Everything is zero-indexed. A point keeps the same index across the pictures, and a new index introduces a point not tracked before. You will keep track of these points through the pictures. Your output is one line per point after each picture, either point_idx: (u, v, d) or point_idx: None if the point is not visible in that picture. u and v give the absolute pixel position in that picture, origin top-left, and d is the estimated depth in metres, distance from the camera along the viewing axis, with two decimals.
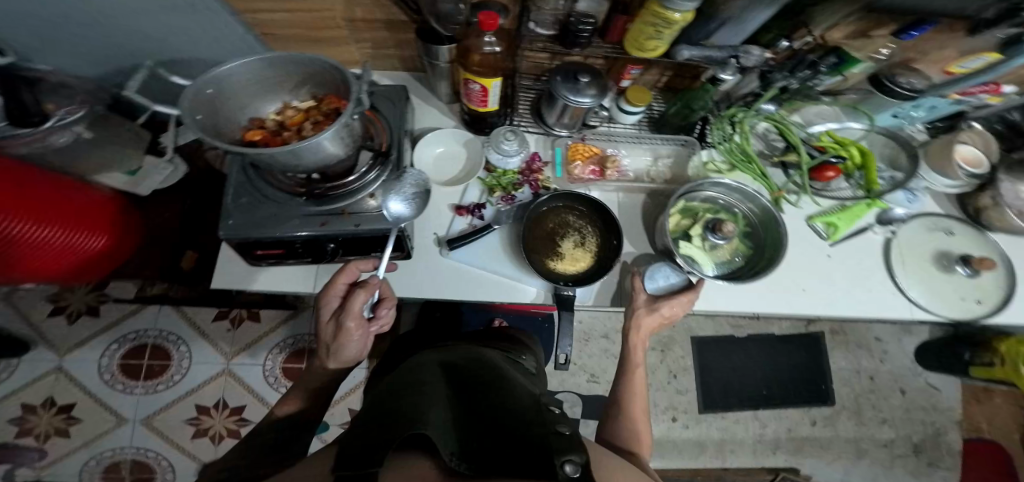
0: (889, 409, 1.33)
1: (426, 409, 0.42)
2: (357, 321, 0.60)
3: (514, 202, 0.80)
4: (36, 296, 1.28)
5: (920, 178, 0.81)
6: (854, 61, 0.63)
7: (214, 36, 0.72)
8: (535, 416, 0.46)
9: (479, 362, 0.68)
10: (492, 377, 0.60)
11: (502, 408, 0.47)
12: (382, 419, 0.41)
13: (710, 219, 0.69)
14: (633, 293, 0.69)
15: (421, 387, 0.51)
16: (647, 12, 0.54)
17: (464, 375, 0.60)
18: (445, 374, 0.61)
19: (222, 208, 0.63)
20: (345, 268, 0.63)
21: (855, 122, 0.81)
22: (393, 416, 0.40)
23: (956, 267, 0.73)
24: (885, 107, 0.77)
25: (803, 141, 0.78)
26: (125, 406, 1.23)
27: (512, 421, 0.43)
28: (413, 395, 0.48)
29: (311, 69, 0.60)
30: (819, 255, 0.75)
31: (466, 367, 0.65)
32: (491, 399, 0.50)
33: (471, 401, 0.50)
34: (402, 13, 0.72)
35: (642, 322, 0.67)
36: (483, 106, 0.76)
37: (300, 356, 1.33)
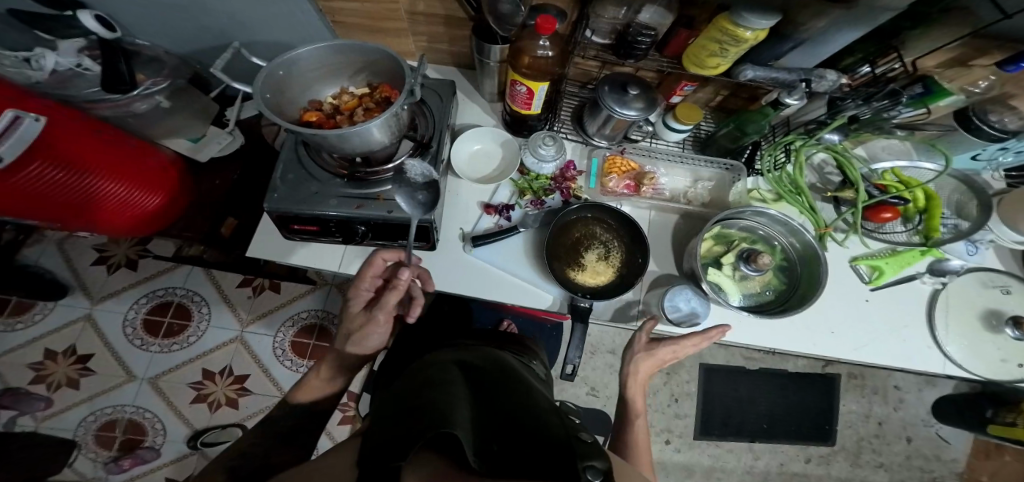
0: (889, 454, 1.33)
1: (449, 407, 0.40)
2: (387, 314, 0.60)
3: (543, 207, 0.81)
4: (84, 245, 1.38)
5: (986, 230, 0.78)
6: (943, 93, 0.59)
7: (284, 16, 0.77)
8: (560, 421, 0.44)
9: (501, 369, 0.66)
10: (516, 385, 0.58)
11: (529, 416, 0.44)
12: (402, 415, 0.38)
13: (744, 250, 0.70)
14: (636, 335, 0.72)
15: (444, 383, 0.48)
16: (716, 27, 0.53)
17: (486, 379, 0.58)
18: (467, 373, 0.58)
19: (270, 181, 0.64)
20: (373, 261, 0.61)
21: (929, 162, 0.78)
22: (415, 411, 0.37)
23: (1005, 329, 0.73)
24: (967, 147, 0.74)
25: (866, 177, 0.78)
26: (138, 362, 1.29)
27: (534, 423, 0.41)
28: (435, 390, 0.45)
29: (371, 57, 0.62)
30: (857, 299, 0.77)
31: (489, 371, 0.62)
32: (511, 401, 0.48)
33: (496, 404, 0.47)
34: (461, 11, 0.75)
35: (649, 356, 0.70)
36: (525, 109, 0.75)
37: (309, 332, 1.37)
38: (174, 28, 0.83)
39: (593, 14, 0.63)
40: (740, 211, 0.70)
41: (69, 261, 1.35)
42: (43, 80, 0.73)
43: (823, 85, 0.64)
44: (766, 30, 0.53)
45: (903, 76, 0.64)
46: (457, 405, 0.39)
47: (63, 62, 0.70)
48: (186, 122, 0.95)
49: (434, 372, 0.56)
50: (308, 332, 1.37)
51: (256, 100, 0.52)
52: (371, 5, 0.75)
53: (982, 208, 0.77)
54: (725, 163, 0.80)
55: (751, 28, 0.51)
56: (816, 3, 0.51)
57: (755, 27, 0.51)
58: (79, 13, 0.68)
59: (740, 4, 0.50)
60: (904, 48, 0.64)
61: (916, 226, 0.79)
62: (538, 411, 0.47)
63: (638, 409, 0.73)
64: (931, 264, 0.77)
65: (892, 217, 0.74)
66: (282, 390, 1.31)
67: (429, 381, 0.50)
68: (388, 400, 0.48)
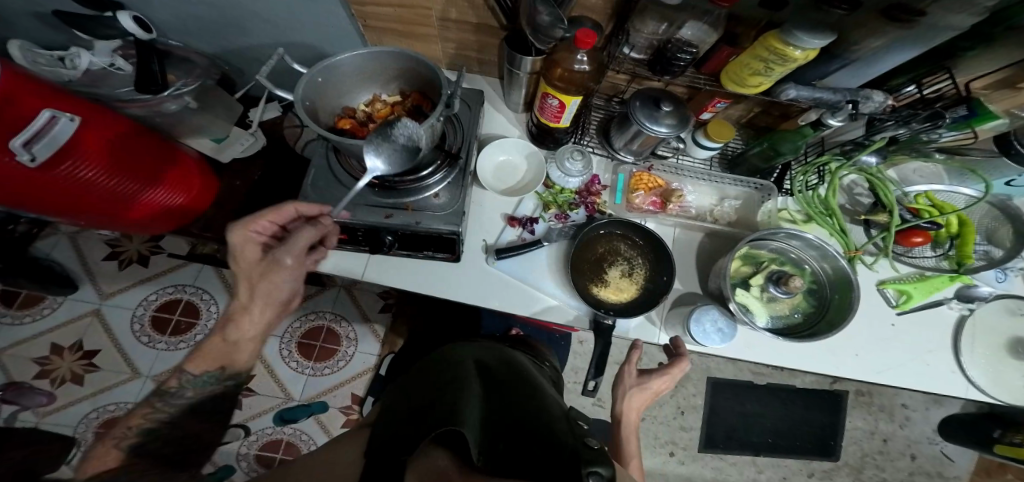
0: (892, 471, 1.33)
1: (461, 408, 0.46)
2: (296, 258, 0.58)
3: (568, 221, 0.80)
4: (95, 239, 1.38)
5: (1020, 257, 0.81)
6: (988, 116, 0.60)
7: (316, 13, 0.76)
8: (564, 426, 0.50)
9: (517, 362, 0.73)
10: (525, 382, 0.63)
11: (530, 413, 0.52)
12: (420, 415, 0.47)
13: (776, 272, 0.70)
14: (624, 368, 0.75)
15: (460, 382, 0.56)
16: (763, 45, 0.53)
17: (501, 371, 0.66)
18: (483, 366, 0.67)
19: (300, 188, 0.63)
20: (281, 206, 0.59)
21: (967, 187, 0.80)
22: (429, 413, 0.46)
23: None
24: (1004, 172, 0.73)
25: (898, 199, 0.79)
26: (144, 359, 1.28)
27: (539, 427, 0.47)
28: (449, 392, 0.52)
29: (408, 68, 0.62)
30: (884, 322, 0.78)
31: (505, 364, 0.70)
32: (520, 403, 0.54)
33: (506, 399, 0.55)
34: (493, 19, 0.74)
35: (637, 390, 0.73)
36: (555, 122, 0.74)
37: (316, 334, 1.37)
38: (201, 13, 0.82)
39: (630, 29, 0.61)
40: (773, 233, 0.69)
41: (81, 255, 1.35)
42: (78, 78, 0.82)
43: (868, 107, 0.61)
44: (817, 50, 0.52)
45: (952, 95, 0.63)
46: (467, 404, 0.48)
47: (97, 61, 0.80)
48: (210, 122, 0.98)
49: (457, 364, 0.65)
50: (315, 333, 1.37)
51: (295, 109, 0.51)
52: (404, 11, 0.75)
53: (1016, 233, 0.78)
54: (756, 183, 0.80)
55: (800, 46, 0.50)
56: (872, 21, 0.51)
57: (805, 46, 0.50)
58: (120, 15, 0.77)
59: (791, 23, 0.50)
60: (958, 67, 0.61)
61: (947, 252, 0.79)
62: (542, 407, 0.55)
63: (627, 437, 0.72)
64: (960, 290, 0.79)
65: (922, 242, 0.75)
66: (287, 392, 1.30)
67: (449, 378, 0.59)
68: (413, 395, 0.57)
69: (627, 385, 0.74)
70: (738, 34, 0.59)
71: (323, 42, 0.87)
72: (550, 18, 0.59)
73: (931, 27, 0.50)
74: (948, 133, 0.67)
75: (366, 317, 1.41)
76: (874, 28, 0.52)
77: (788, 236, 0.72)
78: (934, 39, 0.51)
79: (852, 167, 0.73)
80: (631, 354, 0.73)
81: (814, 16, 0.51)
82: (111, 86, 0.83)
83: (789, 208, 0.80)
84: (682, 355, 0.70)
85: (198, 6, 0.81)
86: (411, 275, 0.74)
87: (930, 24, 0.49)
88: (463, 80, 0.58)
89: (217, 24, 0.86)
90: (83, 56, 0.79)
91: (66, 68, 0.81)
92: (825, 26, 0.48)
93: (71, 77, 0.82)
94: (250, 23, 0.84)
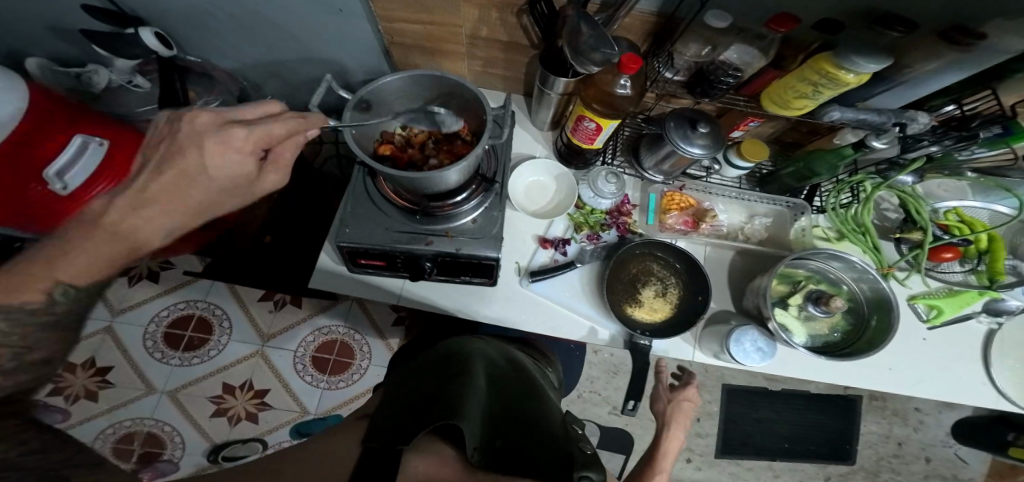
0: (908, 474, 1.35)
1: (464, 399, 0.48)
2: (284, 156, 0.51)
3: (600, 242, 0.79)
4: None
5: None
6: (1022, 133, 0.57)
7: (345, 30, 0.75)
8: (557, 430, 0.54)
9: (515, 356, 0.74)
10: (521, 378, 0.66)
11: (530, 423, 0.52)
12: (422, 403, 0.48)
13: (815, 292, 0.72)
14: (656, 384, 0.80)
15: (462, 369, 0.57)
16: (812, 68, 0.53)
17: (504, 370, 0.66)
18: (488, 359, 0.67)
19: (340, 217, 0.63)
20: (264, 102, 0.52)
21: (1004, 205, 0.81)
22: (434, 402, 0.46)
23: None
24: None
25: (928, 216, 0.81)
26: (158, 375, 1.26)
27: (536, 430, 0.51)
28: (452, 379, 0.54)
29: (448, 92, 0.62)
30: (915, 337, 0.79)
31: (508, 360, 0.70)
32: (518, 402, 0.57)
33: (506, 402, 0.56)
34: (525, 39, 0.73)
35: (676, 409, 0.76)
36: (587, 143, 0.73)
37: (330, 348, 1.34)
38: (228, 26, 0.80)
39: (673, 50, 0.61)
40: (816, 254, 0.71)
41: None
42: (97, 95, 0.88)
43: (913, 128, 0.62)
44: (869, 74, 0.52)
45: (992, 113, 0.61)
46: (471, 401, 0.48)
47: (116, 78, 0.84)
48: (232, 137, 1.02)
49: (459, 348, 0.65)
50: (329, 347, 1.35)
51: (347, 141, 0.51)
52: (434, 28, 0.74)
53: None
54: (788, 201, 0.81)
55: (854, 70, 0.51)
56: (929, 42, 0.51)
57: (859, 69, 0.50)
58: (142, 31, 0.78)
59: (843, 48, 0.50)
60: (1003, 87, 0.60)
61: (975, 267, 0.80)
62: (541, 418, 0.55)
63: (667, 450, 0.71)
64: (988, 304, 0.80)
65: (952, 257, 0.77)
66: (302, 406, 1.28)
67: (454, 365, 0.59)
68: (413, 383, 0.57)
69: (661, 398, 0.78)
70: (785, 57, 0.59)
71: (346, 58, 0.86)
72: (592, 40, 0.56)
73: (986, 49, 0.50)
74: (982, 151, 0.66)
75: (380, 331, 1.38)
76: (931, 50, 0.52)
77: (830, 257, 0.73)
78: (990, 60, 0.52)
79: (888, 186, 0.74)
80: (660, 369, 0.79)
81: (866, 39, 0.51)
82: (132, 103, 0.89)
83: (822, 225, 0.82)
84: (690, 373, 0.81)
85: (223, 20, 0.79)
86: (448, 299, 0.74)
87: (985, 46, 0.50)
88: (512, 106, 0.56)
89: (240, 38, 0.84)
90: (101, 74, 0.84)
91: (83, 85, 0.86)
92: (882, 50, 0.49)
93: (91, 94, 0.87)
94: (275, 37, 0.82)
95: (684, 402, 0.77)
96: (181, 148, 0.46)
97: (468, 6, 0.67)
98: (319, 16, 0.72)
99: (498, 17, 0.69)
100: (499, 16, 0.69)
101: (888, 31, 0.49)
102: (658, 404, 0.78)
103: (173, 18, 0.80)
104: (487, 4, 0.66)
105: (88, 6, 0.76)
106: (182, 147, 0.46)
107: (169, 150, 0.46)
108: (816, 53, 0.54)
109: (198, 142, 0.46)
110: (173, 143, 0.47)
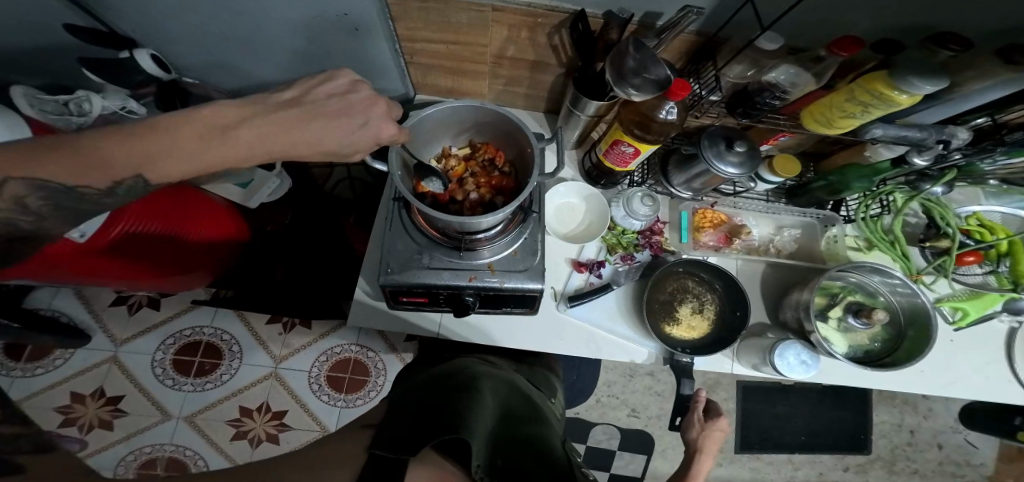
0: (922, 461, 1.39)
1: (471, 415, 0.47)
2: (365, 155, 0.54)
3: (634, 263, 0.78)
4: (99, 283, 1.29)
5: None
6: None
7: (363, 53, 0.72)
8: (566, 467, 0.50)
9: (520, 378, 0.72)
10: (532, 408, 0.63)
11: (536, 449, 0.50)
12: (428, 414, 0.47)
13: (855, 304, 0.74)
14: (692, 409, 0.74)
15: (473, 388, 0.56)
16: (863, 88, 0.53)
17: (510, 392, 0.64)
18: (498, 381, 0.64)
19: (381, 257, 0.63)
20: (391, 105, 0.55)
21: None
22: (441, 415, 0.45)
23: None
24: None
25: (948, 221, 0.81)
26: (172, 402, 1.22)
27: (540, 463, 0.47)
28: (461, 395, 0.52)
29: (484, 123, 0.66)
30: (942, 338, 0.79)
31: (515, 382, 0.69)
32: (527, 431, 0.54)
33: (511, 424, 0.54)
34: (553, 58, 0.71)
35: (707, 437, 0.69)
36: (621, 166, 0.73)
37: (344, 366, 1.29)
38: (235, 51, 0.76)
39: (719, 72, 0.62)
40: (857, 266, 0.73)
41: (87, 300, 1.26)
42: (91, 124, 0.74)
43: (953, 143, 0.62)
44: (922, 95, 0.51)
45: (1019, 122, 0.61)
46: (477, 417, 0.47)
47: (108, 105, 0.73)
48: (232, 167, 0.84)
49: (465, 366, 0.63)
50: (344, 365, 1.29)
51: (394, 182, 0.51)
52: (457, 47, 0.71)
53: None
54: (817, 214, 0.82)
55: (908, 91, 0.50)
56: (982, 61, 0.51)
57: (914, 91, 0.49)
58: (138, 53, 0.72)
59: (899, 68, 0.50)
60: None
61: (996, 268, 0.80)
62: (546, 443, 0.53)
63: (697, 472, 0.66)
64: (1009, 304, 0.77)
65: (974, 261, 0.77)
66: (322, 424, 1.23)
67: (463, 383, 0.58)
68: (419, 394, 0.56)
69: (693, 426, 0.71)
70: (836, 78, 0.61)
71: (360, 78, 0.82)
72: (640, 65, 0.55)
73: None
74: (1005, 159, 0.67)
75: (393, 346, 1.32)
76: (988, 70, 0.52)
77: (868, 271, 0.75)
78: None
79: (919, 197, 0.75)
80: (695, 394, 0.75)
81: (920, 60, 0.51)
82: None
83: (851, 234, 0.82)
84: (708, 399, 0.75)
85: (229, 45, 0.74)
86: (486, 326, 0.75)
87: None
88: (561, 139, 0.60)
89: (247, 62, 0.80)
90: (93, 101, 0.72)
91: (73, 114, 0.73)
92: (939, 72, 0.48)
93: (81, 125, 0.74)
94: (285, 61, 0.78)
95: (713, 430, 0.70)
96: (356, 108, 0.52)
97: (498, 26, 0.64)
98: (335, 40, 0.68)
99: (528, 37, 0.66)
100: (529, 36, 0.66)
101: (943, 48, 0.49)
102: (690, 433, 0.71)
103: (174, 43, 0.75)
104: (519, 24, 0.63)
105: (68, 25, 0.68)
106: (355, 111, 0.52)
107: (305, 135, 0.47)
108: (866, 74, 0.54)
109: (369, 109, 0.53)
110: (345, 103, 0.52)
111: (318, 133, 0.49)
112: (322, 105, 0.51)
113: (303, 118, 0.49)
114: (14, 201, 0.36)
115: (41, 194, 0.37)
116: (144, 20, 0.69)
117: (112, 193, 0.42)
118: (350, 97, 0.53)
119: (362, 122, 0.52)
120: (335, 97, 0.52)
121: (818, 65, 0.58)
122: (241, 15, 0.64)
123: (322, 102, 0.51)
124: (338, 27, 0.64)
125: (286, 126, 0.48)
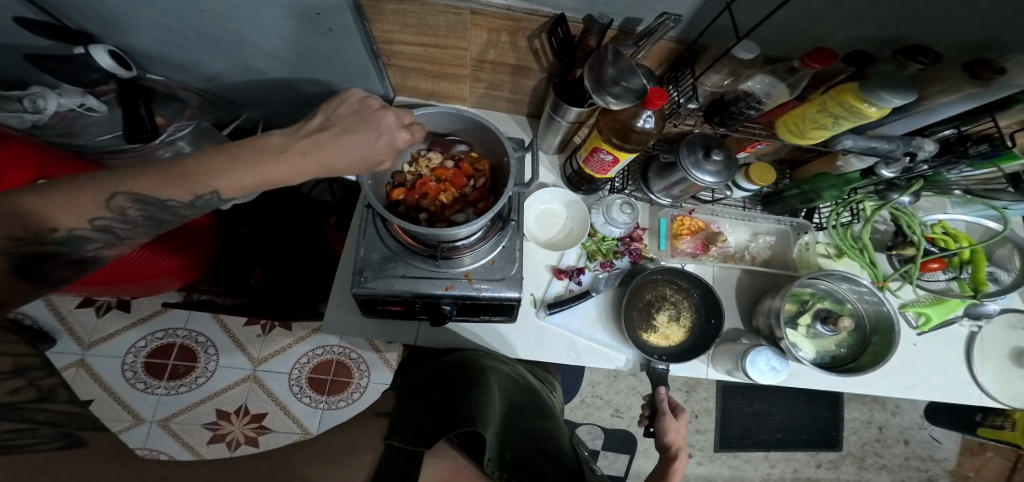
0: (889, 456, 1.44)
1: (484, 408, 0.50)
2: (340, 148, 0.51)
3: (613, 270, 0.79)
4: None
5: None
6: (1012, 154, 0.59)
7: (338, 53, 0.70)
8: (569, 459, 0.54)
9: (526, 373, 0.75)
10: (537, 403, 0.66)
11: (542, 443, 0.55)
12: (441, 411, 0.50)
13: (824, 311, 0.77)
14: (662, 408, 0.70)
15: (482, 379, 0.59)
16: (835, 100, 0.54)
17: (517, 384, 0.67)
18: (506, 374, 0.67)
19: (357, 264, 0.63)
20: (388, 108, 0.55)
21: (990, 220, 0.84)
22: (456, 408, 0.49)
23: None
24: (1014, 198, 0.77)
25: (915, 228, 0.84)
26: (144, 405, 1.18)
27: (546, 455, 0.52)
28: (471, 386, 0.55)
29: (462, 127, 0.65)
30: (905, 342, 0.83)
31: (524, 376, 0.71)
32: (533, 428, 0.58)
33: (517, 420, 0.58)
34: (534, 63, 0.70)
35: (679, 435, 0.67)
36: (601, 173, 0.73)
37: (327, 368, 1.26)
38: (206, 51, 0.73)
39: (696, 79, 0.63)
40: (828, 275, 0.76)
41: (52, 303, 1.21)
42: (46, 121, 0.73)
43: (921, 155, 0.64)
44: (889, 109, 0.52)
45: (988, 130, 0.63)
46: (489, 410, 0.51)
47: (66, 102, 0.72)
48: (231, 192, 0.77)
49: (472, 359, 0.66)
50: (326, 368, 1.26)
51: (366, 195, 0.52)
52: (436, 50, 0.70)
53: None
54: (791, 221, 0.84)
55: (877, 104, 0.51)
56: (954, 77, 0.53)
57: (882, 105, 0.51)
58: (95, 51, 0.67)
59: (870, 82, 0.51)
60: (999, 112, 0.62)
61: (959, 275, 0.83)
62: (553, 437, 0.58)
63: (676, 468, 0.62)
64: (970, 308, 0.82)
65: (937, 267, 0.80)
66: (304, 427, 1.20)
67: (471, 374, 0.60)
68: (427, 388, 0.59)
69: (669, 428, 0.67)
70: (807, 89, 0.63)
71: (336, 79, 0.80)
72: (616, 72, 0.55)
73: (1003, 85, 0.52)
74: (969, 170, 0.70)
75: (376, 345, 1.30)
76: (954, 84, 0.54)
77: (838, 277, 0.77)
78: (1000, 94, 0.53)
79: (887, 206, 0.77)
80: (656, 394, 0.71)
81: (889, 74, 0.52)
82: (87, 133, 0.77)
83: (822, 242, 0.85)
84: (678, 404, 0.71)
85: (196, 41, 0.71)
86: (466, 332, 0.75)
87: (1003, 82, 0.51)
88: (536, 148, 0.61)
89: (219, 62, 0.77)
90: (48, 97, 0.71)
91: (26, 110, 0.71)
92: (905, 87, 0.49)
93: (36, 121, 0.73)
94: (256, 59, 0.75)
95: (677, 423, 0.68)
96: (369, 116, 0.54)
97: (477, 30, 0.63)
98: (309, 39, 0.66)
99: (509, 41, 0.65)
100: (509, 40, 0.65)
101: (915, 61, 0.54)
102: (665, 438, 0.66)
103: (137, 41, 0.71)
104: (499, 28, 0.63)
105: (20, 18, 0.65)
106: (370, 117, 0.54)
107: (305, 147, 0.50)
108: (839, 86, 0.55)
109: (381, 118, 0.54)
110: (362, 112, 0.54)
111: (342, 138, 0.51)
112: (338, 115, 0.53)
113: (334, 136, 0.52)
114: (119, 210, 0.42)
115: (140, 207, 0.43)
116: (101, 15, 0.65)
117: (193, 206, 0.46)
118: (363, 106, 0.55)
119: (376, 128, 0.53)
120: (349, 110, 0.54)
121: (793, 76, 0.58)
122: (210, 11, 0.61)
123: (334, 115, 0.54)
124: (314, 27, 0.62)
125: (312, 141, 0.50)
